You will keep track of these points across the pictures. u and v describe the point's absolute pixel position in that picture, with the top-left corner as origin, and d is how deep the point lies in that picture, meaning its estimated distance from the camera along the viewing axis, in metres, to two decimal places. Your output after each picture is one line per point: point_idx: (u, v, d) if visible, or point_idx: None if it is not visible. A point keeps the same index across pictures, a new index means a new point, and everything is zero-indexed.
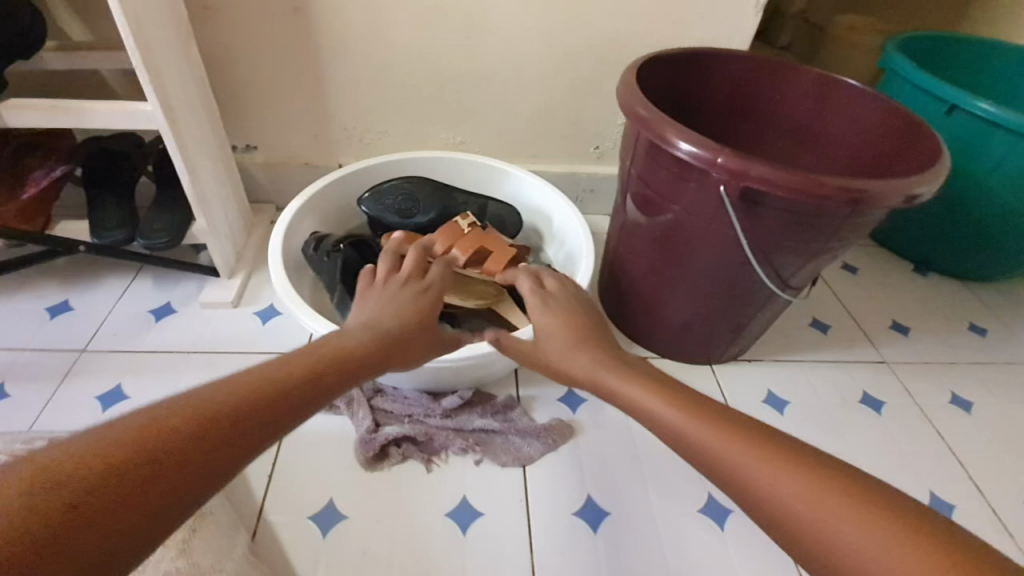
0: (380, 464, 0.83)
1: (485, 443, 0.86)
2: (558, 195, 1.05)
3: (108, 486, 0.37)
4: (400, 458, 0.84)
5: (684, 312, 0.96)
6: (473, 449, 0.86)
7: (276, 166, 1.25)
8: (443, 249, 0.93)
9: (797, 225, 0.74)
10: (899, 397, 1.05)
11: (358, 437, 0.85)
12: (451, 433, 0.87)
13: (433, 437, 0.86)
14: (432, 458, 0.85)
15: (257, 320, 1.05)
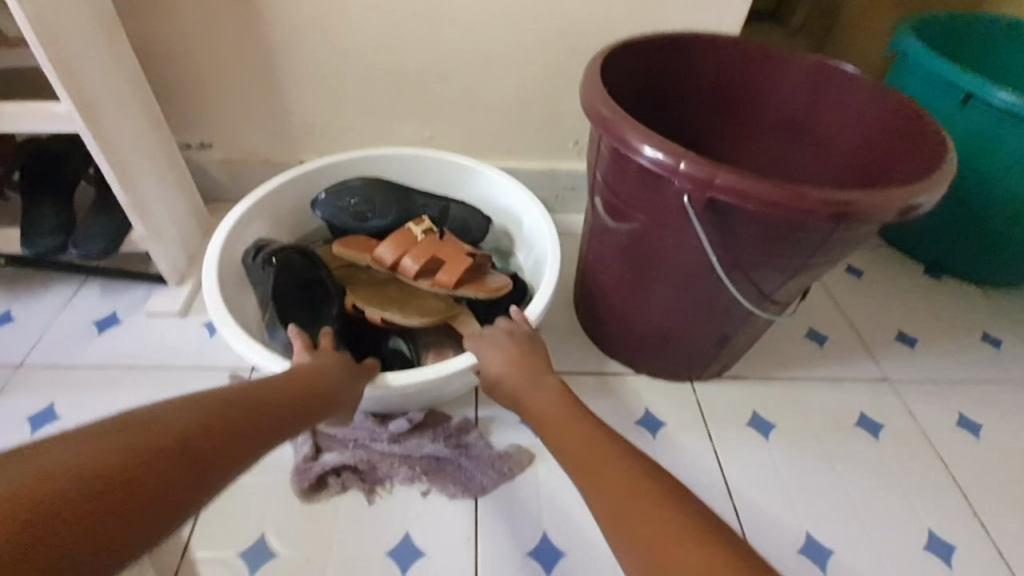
0: (318, 495, 0.77)
1: (434, 472, 0.79)
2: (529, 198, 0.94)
3: (221, 433, 0.50)
4: (341, 489, 0.78)
5: (658, 328, 0.88)
6: (421, 479, 0.79)
7: (234, 165, 1.18)
8: (393, 259, 0.87)
9: (776, 240, 0.66)
10: (900, 419, 0.96)
11: (296, 465, 0.79)
12: (397, 461, 0.79)
13: (377, 465, 0.79)
14: (375, 488, 0.78)
15: (205, 332, 0.99)
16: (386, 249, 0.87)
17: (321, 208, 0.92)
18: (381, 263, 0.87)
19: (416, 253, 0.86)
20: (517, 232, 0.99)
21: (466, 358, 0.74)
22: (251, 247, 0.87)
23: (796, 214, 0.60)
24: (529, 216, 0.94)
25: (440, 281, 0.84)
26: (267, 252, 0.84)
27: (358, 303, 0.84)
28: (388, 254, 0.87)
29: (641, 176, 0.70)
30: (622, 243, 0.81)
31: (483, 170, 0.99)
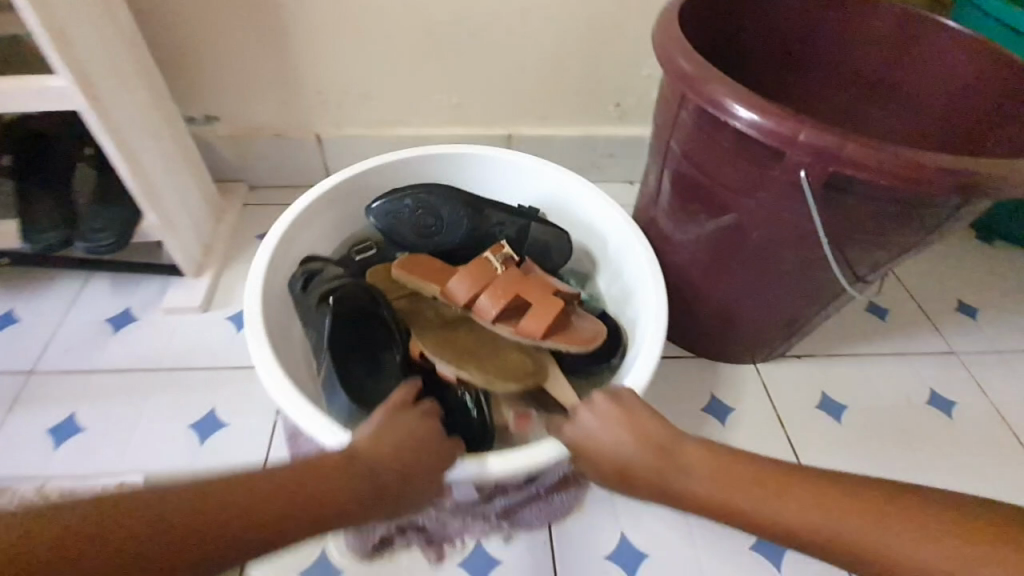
0: (385, 555, 0.71)
1: (509, 518, 0.72)
2: (621, 217, 0.81)
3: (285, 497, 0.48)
4: (408, 547, 0.71)
5: (728, 310, 0.82)
6: (496, 528, 0.72)
7: (242, 140, 1.07)
8: (468, 295, 0.76)
9: (889, 215, 0.58)
10: (970, 394, 0.93)
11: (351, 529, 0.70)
12: (465, 517, 0.71)
13: (444, 525, 0.71)
14: (447, 544, 0.71)
15: (231, 327, 0.90)
16: (459, 283, 0.77)
17: (378, 218, 0.81)
18: (454, 302, 0.77)
19: (495, 293, 0.75)
20: (602, 248, 0.86)
21: (554, 449, 0.60)
22: (302, 275, 0.77)
23: (923, 186, 0.52)
24: (621, 233, 0.81)
25: (525, 331, 0.73)
26: (322, 285, 0.75)
27: (429, 351, 0.74)
28: (461, 290, 0.76)
29: (732, 144, 0.61)
30: (698, 220, 0.73)
31: (567, 175, 0.86)
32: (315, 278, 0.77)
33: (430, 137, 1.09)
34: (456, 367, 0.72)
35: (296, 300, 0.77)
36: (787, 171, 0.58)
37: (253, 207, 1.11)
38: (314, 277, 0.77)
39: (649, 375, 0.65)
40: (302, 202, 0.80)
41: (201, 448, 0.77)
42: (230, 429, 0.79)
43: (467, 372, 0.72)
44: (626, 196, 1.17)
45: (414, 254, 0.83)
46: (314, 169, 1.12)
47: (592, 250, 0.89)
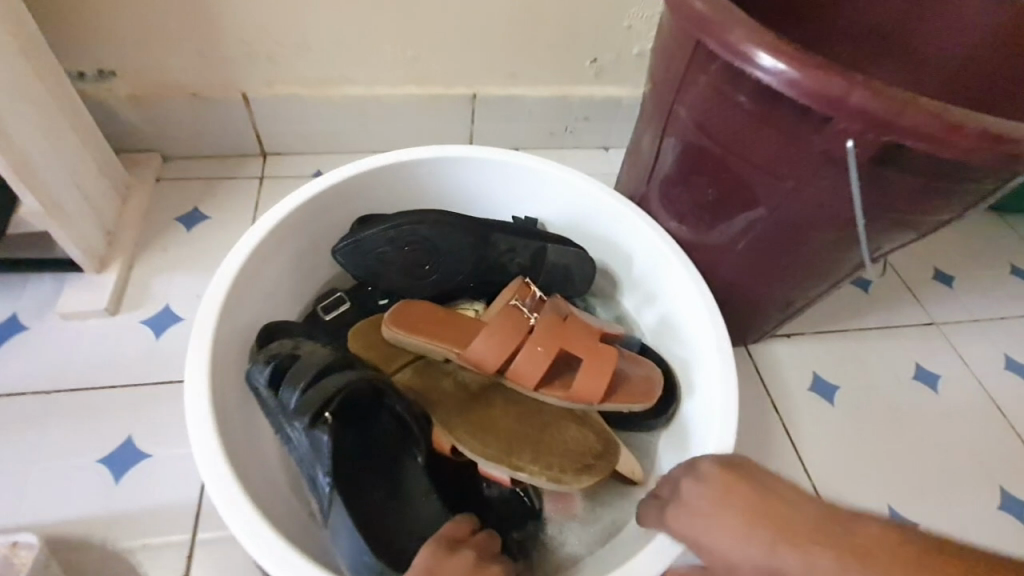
0: None
1: None
2: (669, 257, 0.69)
3: None
4: None
5: (727, 290, 0.74)
6: None
7: (147, 101, 0.88)
8: (501, 363, 0.65)
9: (928, 188, 0.51)
10: (953, 367, 0.92)
11: None
12: None
13: None
14: None
15: (146, 334, 0.75)
16: (484, 350, 0.65)
17: (348, 257, 0.68)
18: (483, 371, 0.66)
19: (532, 358, 0.64)
20: (627, 269, 0.77)
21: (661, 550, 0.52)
22: (271, 365, 0.59)
23: (977, 157, 0.45)
24: (654, 258, 0.71)
25: (576, 395, 0.64)
26: (306, 402, 0.55)
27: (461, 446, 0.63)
28: (489, 358, 0.65)
29: (756, 103, 0.52)
30: (705, 194, 0.64)
31: (580, 187, 0.74)
32: (291, 380, 0.57)
33: (382, 97, 0.93)
34: (508, 468, 0.61)
35: (267, 405, 0.59)
36: (821, 136, 0.49)
37: (169, 182, 0.93)
38: (290, 381, 0.57)
39: (733, 444, 0.57)
40: (246, 250, 0.63)
41: (116, 488, 0.64)
42: (150, 461, 0.66)
43: (524, 474, 0.61)
44: (603, 163, 1.07)
45: (404, 307, 0.70)
46: (242, 135, 0.95)
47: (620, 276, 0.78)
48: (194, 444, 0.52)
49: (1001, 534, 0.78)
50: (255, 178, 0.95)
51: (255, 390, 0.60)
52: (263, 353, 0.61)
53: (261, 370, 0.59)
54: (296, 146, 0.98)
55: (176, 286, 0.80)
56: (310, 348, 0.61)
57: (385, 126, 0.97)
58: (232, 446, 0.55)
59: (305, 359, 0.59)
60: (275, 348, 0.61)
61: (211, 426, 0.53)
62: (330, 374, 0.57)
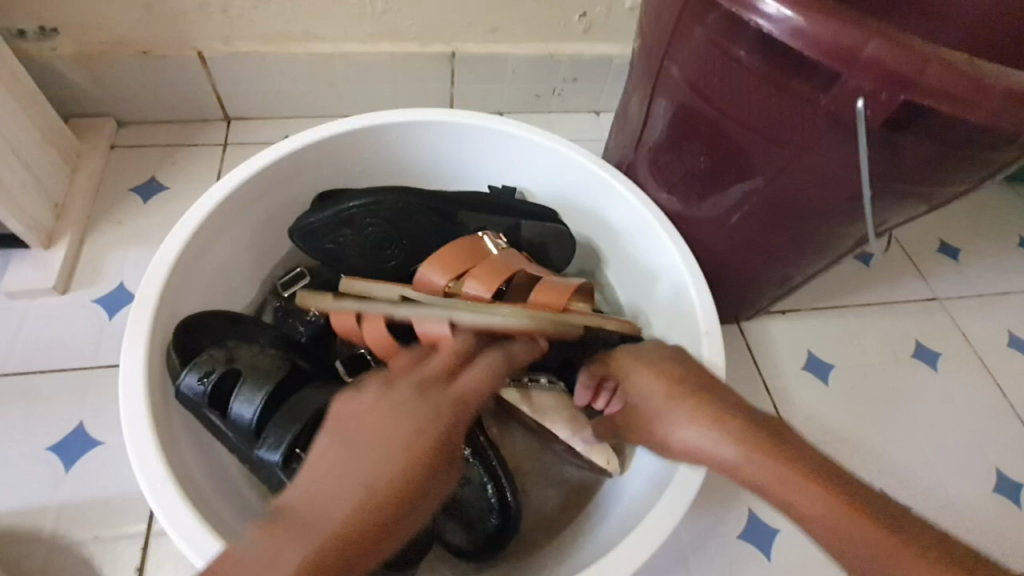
0: None
1: None
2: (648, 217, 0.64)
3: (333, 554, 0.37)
4: None
5: (719, 263, 0.69)
6: None
7: (94, 60, 0.80)
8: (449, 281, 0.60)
9: (945, 156, 0.45)
10: (955, 344, 0.88)
11: None
12: None
13: None
14: None
15: (98, 314, 0.70)
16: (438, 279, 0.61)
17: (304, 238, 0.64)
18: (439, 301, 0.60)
19: (488, 272, 0.60)
20: (610, 239, 0.72)
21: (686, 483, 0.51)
22: (210, 383, 0.52)
23: (1004, 119, 0.39)
24: (641, 230, 0.66)
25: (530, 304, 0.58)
26: (270, 432, 0.51)
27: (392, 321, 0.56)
28: (435, 277, 0.61)
29: (755, 60, 0.46)
30: (698, 162, 0.58)
31: (553, 154, 0.68)
32: (245, 397, 0.52)
33: (351, 56, 0.86)
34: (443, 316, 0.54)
35: (214, 431, 0.53)
36: (829, 96, 0.43)
37: (125, 150, 0.86)
38: (244, 398, 0.52)
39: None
40: (189, 227, 0.56)
41: (66, 476, 0.61)
42: (102, 449, 0.62)
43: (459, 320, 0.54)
44: (592, 129, 1.00)
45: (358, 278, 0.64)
46: (202, 98, 0.88)
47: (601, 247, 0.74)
48: (138, 467, 0.46)
49: (994, 516, 0.76)
50: (217, 145, 0.89)
51: (189, 403, 0.52)
52: (194, 362, 0.53)
53: (197, 385, 0.52)
54: (261, 110, 0.91)
55: (131, 262, 0.75)
56: (249, 360, 0.55)
57: (357, 88, 0.90)
58: (179, 458, 0.50)
59: (252, 374, 0.54)
60: (206, 360, 0.53)
61: (153, 447, 0.47)
62: (295, 396, 0.53)
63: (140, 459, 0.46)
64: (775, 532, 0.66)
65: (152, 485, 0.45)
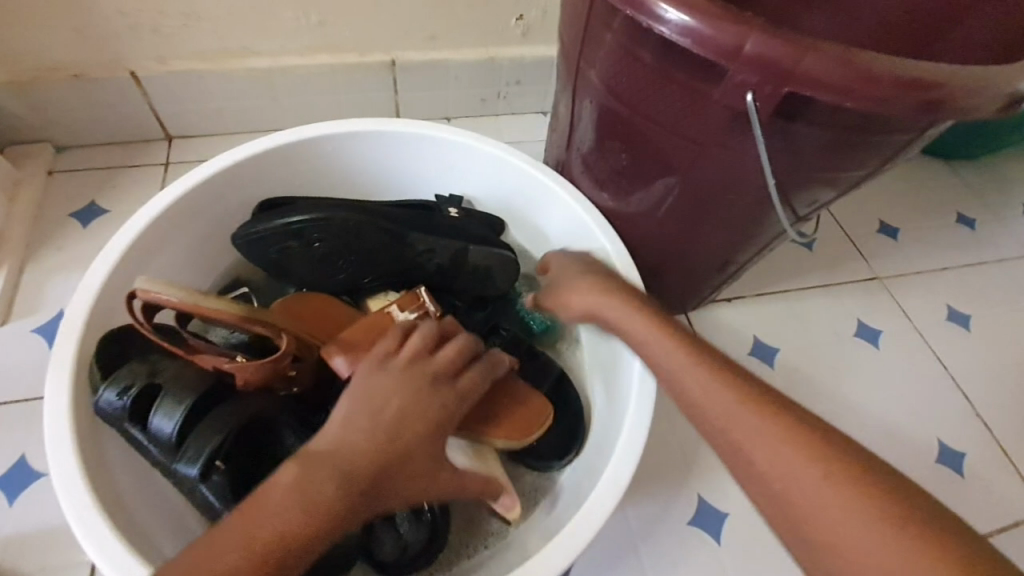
0: None
1: None
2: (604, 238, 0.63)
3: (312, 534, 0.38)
4: None
5: (656, 257, 0.70)
6: None
7: (26, 86, 0.79)
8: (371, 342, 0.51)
9: (842, 142, 0.47)
10: (896, 321, 0.91)
11: None
12: None
13: None
14: None
15: (39, 345, 0.70)
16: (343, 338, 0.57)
17: (251, 245, 0.62)
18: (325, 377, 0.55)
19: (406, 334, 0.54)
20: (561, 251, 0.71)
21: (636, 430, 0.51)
22: (127, 393, 0.48)
23: (890, 105, 0.41)
24: (580, 232, 0.66)
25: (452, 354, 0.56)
26: (188, 454, 0.47)
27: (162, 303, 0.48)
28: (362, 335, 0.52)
29: (660, 63, 0.47)
30: (622, 159, 0.60)
31: (502, 166, 0.69)
32: (164, 410, 0.48)
33: (290, 69, 0.85)
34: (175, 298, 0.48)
35: (139, 445, 0.49)
36: (725, 93, 0.45)
37: (65, 174, 0.85)
38: (164, 412, 0.48)
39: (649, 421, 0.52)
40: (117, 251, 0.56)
41: (8, 510, 0.60)
42: (45, 480, 0.61)
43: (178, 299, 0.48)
44: (538, 130, 1.01)
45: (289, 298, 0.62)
46: (142, 119, 0.87)
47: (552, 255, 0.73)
48: (61, 495, 0.43)
49: (935, 483, 0.79)
50: (160, 165, 0.88)
51: (110, 419, 0.48)
52: (112, 377, 0.49)
53: (116, 400, 0.48)
54: (203, 127, 0.90)
55: (71, 289, 0.74)
56: (171, 373, 0.50)
57: (300, 102, 0.90)
58: (107, 481, 0.47)
59: (174, 386, 0.49)
60: (125, 375, 0.49)
61: (79, 472, 0.44)
62: (214, 412, 0.49)
63: (65, 484, 0.44)
64: (724, 517, 0.67)
65: (78, 514, 0.42)
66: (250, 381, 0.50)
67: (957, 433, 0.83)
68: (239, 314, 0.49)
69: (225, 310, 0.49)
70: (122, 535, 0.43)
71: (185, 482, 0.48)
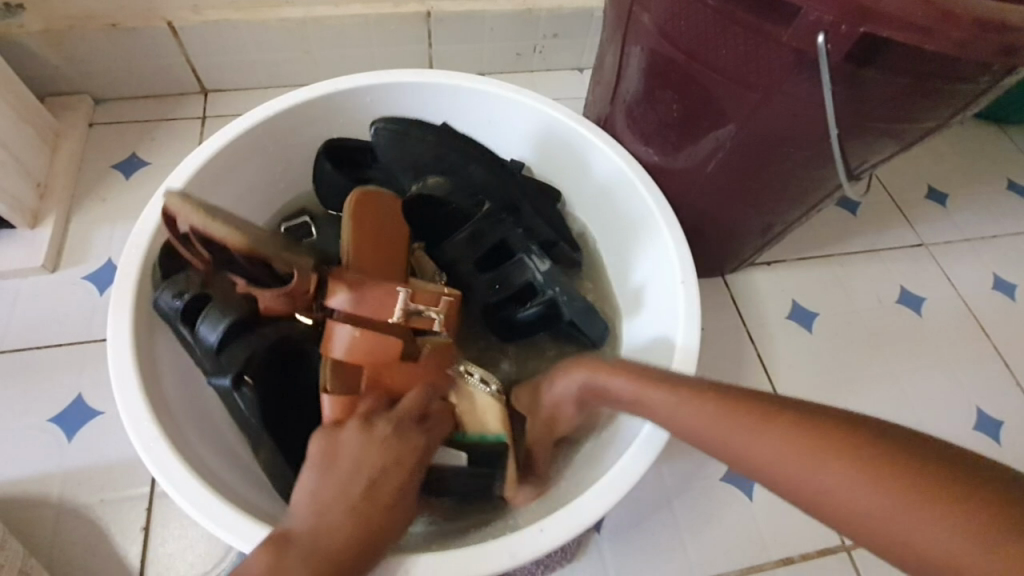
0: None
1: None
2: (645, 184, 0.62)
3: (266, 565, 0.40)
4: None
5: (697, 212, 0.68)
6: None
7: (63, 35, 0.79)
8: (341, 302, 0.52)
9: (911, 89, 0.45)
10: (940, 288, 0.89)
11: None
12: None
13: None
14: None
15: (90, 291, 0.72)
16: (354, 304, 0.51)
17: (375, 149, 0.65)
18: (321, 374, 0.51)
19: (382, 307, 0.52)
20: (612, 218, 0.69)
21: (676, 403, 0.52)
22: (183, 297, 0.51)
23: (965, 49, 0.39)
24: (622, 183, 0.64)
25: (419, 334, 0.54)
26: (224, 367, 0.50)
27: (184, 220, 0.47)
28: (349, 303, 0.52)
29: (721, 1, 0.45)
30: (671, 110, 0.58)
31: (549, 119, 0.67)
32: (210, 321, 0.51)
33: (325, 20, 0.84)
34: (195, 212, 0.46)
35: (186, 342, 0.53)
36: (794, 33, 0.43)
37: (103, 127, 0.86)
38: (209, 321, 0.51)
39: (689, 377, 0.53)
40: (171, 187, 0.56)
41: (69, 446, 0.63)
42: (101, 419, 0.64)
43: (196, 219, 0.46)
44: (575, 85, 0.98)
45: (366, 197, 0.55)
46: (178, 71, 0.87)
47: (603, 225, 0.71)
48: (127, 421, 0.45)
49: (972, 452, 0.78)
50: (196, 118, 0.88)
51: (167, 315, 0.52)
52: (171, 280, 0.52)
53: (172, 301, 0.51)
54: (236, 79, 0.90)
55: (118, 239, 0.76)
56: (222, 289, 0.52)
57: (333, 54, 0.89)
58: (160, 391, 0.49)
59: (223, 300, 0.51)
60: (182, 279, 0.51)
61: (134, 374, 0.47)
62: (257, 333, 0.52)
63: (132, 408, 0.46)
64: None
65: (145, 444, 0.45)
66: (272, 309, 0.51)
67: (998, 402, 0.81)
68: (248, 243, 0.46)
69: (233, 241, 0.46)
70: (180, 457, 0.45)
71: (223, 391, 0.52)
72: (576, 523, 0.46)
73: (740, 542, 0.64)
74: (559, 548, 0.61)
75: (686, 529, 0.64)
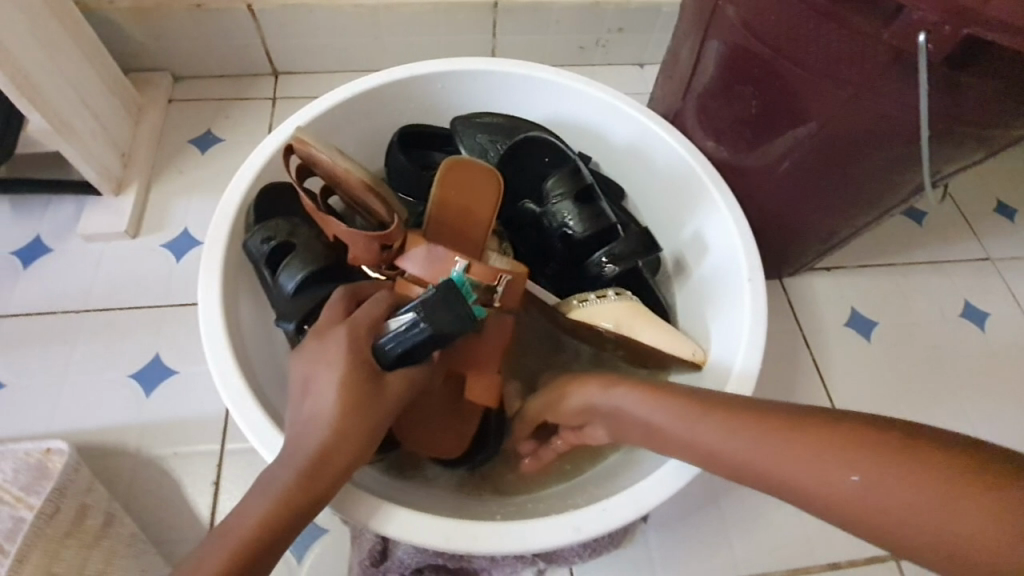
0: None
1: None
2: (715, 181, 0.62)
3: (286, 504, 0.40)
4: None
5: (762, 212, 0.67)
6: None
7: (150, 12, 0.83)
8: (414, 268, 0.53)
9: (1011, 93, 0.44)
10: (1006, 304, 0.86)
11: None
12: None
13: None
14: None
15: (167, 257, 0.76)
16: (420, 270, 0.53)
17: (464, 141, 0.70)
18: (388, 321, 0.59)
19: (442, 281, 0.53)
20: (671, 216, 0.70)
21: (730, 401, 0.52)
22: (271, 242, 0.57)
23: None
24: (688, 178, 0.64)
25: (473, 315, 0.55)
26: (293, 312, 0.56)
27: (308, 153, 0.52)
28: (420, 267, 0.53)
29: None
30: (748, 106, 0.58)
31: (618, 114, 0.68)
32: (290, 269, 0.57)
33: (396, 7, 0.86)
34: (320, 145, 0.52)
35: (262, 284, 0.59)
36: (895, 32, 0.43)
37: (181, 103, 0.90)
38: (289, 270, 0.57)
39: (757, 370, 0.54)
40: (264, 150, 0.57)
41: (147, 401, 0.67)
42: (177, 378, 0.68)
43: (319, 151, 0.51)
44: (636, 81, 0.98)
45: (456, 166, 0.55)
46: (253, 52, 0.90)
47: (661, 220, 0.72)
48: (216, 374, 0.48)
49: None
50: (267, 99, 0.91)
51: (253, 257, 0.58)
52: (262, 226, 0.57)
53: (261, 246, 0.57)
54: (306, 62, 0.93)
55: (193, 211, 0.80)
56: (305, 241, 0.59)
57: (401, 41, 0.91)
58: (240, 336, 0.52)
59: (304, 254, 0.58)
60: (272, 227, 0.57)
61: (221, 322, 0.50)
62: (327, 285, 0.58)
63: (220, 365, 0.48)
64: None
65: (235, 399, 0.47)
66: (359, 259, 0.54)
67: None
68: (366, 180, 0.52)
69: (352, 176, 0.51)
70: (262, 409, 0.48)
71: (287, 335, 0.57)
72: (640, 507, 0.47)
73: (789, 544, 0.64)
74: (608, 533, 0.61)
75: (735, 527, 0.64)
